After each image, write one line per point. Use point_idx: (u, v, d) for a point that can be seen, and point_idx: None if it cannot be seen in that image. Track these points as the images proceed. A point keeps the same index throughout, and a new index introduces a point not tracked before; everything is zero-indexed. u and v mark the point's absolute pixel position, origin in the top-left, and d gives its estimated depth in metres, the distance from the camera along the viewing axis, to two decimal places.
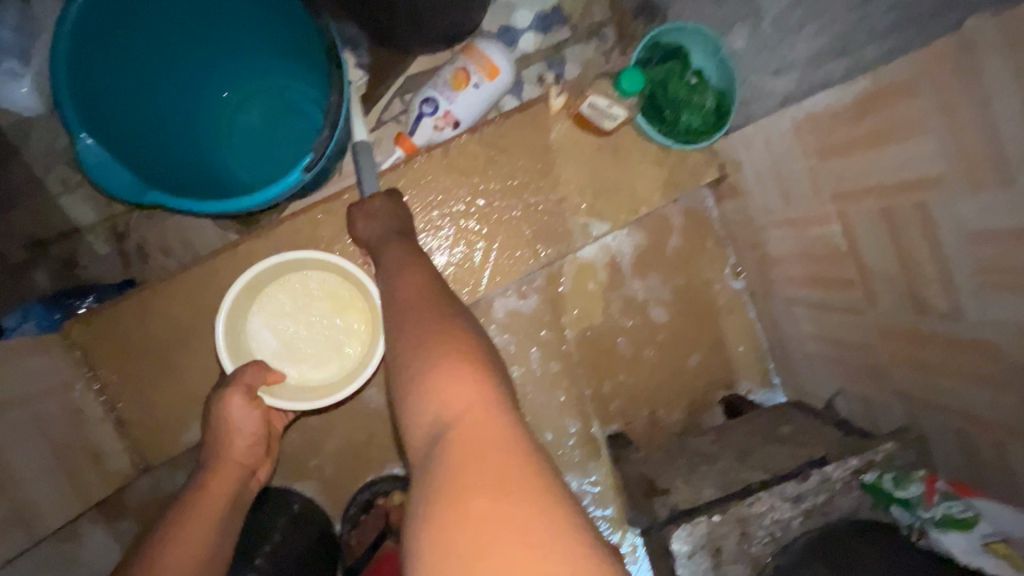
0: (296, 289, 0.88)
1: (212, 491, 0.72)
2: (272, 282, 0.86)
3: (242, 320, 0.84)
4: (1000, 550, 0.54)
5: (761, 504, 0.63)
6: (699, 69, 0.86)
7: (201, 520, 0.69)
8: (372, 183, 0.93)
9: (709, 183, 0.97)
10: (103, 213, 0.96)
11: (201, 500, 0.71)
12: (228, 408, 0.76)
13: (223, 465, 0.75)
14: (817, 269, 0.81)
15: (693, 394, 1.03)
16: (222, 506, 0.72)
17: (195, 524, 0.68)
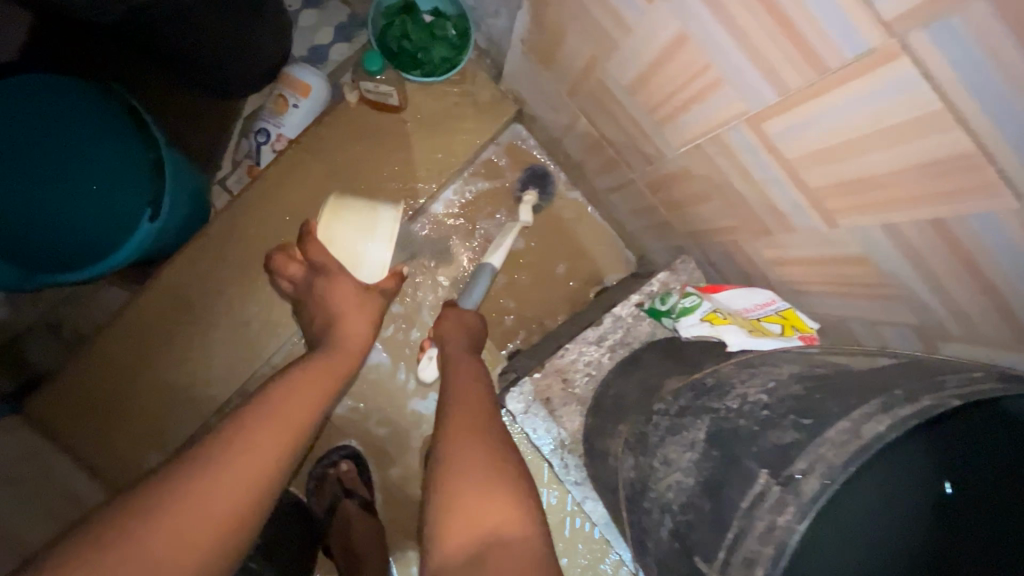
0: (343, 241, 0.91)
1: (280, 418, 0.59)
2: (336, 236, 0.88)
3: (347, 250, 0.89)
4: (718, 320, 0.65)
5: (571, 352, 0.79)
6: (431, 9, 1.04)
7: (261, 451, 0.55)
8: (235, 213, 1.07)
9: (514, 119, 1.11)
10: (30, 315, 1.13)
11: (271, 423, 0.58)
12: (292, 387, 0.64)
13: (278, 420, 0.59)
14: (600, 158, 0.94)
15: (571, 299, 1.15)
16: (310, 407, 0.63)
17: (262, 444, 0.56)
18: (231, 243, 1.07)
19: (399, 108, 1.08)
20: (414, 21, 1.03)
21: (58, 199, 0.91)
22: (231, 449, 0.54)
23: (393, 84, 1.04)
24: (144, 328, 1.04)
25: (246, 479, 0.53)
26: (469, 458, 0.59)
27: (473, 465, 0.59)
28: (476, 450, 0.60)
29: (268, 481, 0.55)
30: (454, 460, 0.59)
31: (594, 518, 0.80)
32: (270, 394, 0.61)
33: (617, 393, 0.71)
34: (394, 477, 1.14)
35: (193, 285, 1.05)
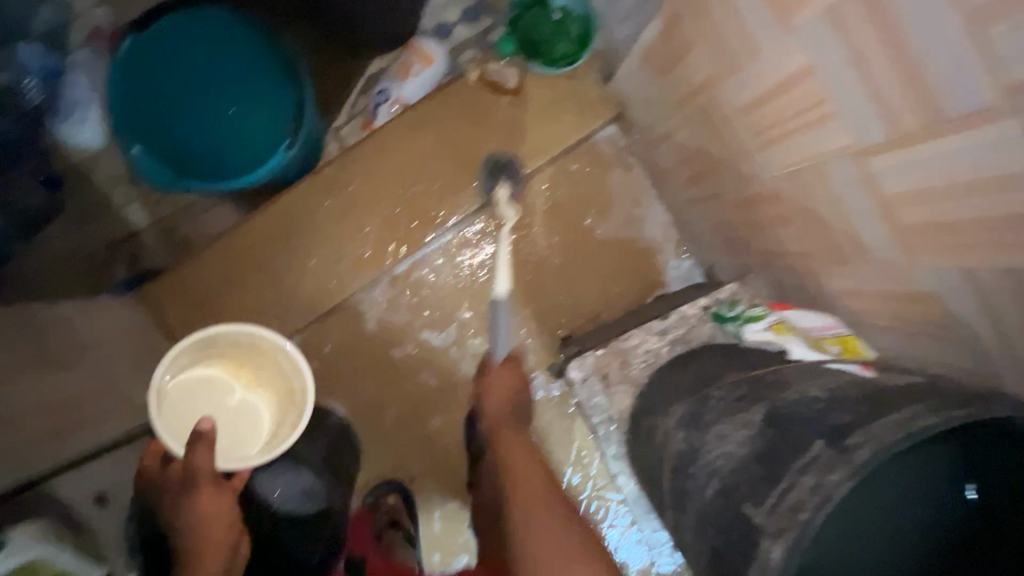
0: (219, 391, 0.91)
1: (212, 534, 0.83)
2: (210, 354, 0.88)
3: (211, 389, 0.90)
4: (781, 330, 0.73)
5: (634, 338, 0.86)
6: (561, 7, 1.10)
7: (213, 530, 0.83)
8: (351, 159, 1.20)
9: (612, 120, 1.18)
10: (155, 216, 1.30)
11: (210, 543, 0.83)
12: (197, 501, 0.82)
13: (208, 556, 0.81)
14: (690, 170, 1.01)
15: (630, 297, 1.22)
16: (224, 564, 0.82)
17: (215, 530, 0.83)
18: (342, 185, 1.19)
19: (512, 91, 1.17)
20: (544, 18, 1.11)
21: (210, 124, 1.05)
22: None
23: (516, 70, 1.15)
24: (255, 243, 1.17)
25: None
26: (537, 509, 0.87)
27: (535, 490, 0.91)
28: (535, 493, 0.91)
29: None
30: (513, 478, 0.94)
31: (625, 492, 0.86)
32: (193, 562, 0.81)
33: (674, 379, 0.77)
34: (435, 426, 1.23)
35: (303, 216, 1.18)
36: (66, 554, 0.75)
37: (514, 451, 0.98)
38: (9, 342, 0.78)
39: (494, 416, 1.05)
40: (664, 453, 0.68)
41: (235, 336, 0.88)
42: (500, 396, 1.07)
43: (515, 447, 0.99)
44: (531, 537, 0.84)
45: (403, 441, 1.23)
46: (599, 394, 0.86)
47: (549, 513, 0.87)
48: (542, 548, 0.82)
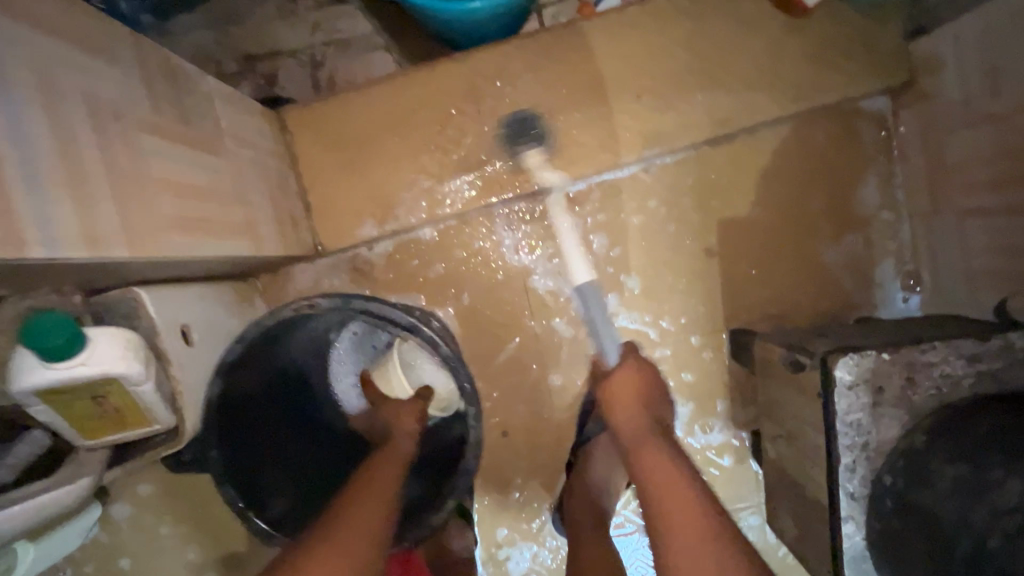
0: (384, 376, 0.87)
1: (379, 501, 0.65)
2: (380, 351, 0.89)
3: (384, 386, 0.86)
4: None
5: (934, 352, 0.63)
6: None
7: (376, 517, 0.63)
8: (558, 34, 0.91)
9: (894, 88, 0.93)
10: (304, 41, 1.09)
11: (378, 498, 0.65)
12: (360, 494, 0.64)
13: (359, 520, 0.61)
14: (1013, 174, 0.77)
15: (830, 307, 0.99)
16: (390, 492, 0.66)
17: (377, 504, 0.64)
18: (534, 62, 0.91)
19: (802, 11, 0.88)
20: None
21: None
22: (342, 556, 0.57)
23: None
24: (414, 97, 0.92)
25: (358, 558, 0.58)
26: (684, 520, 0.58)
27: (688, 521, 0.58)
28: (679, 498, 0.61)
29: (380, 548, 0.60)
30: (646, 468, 0.65)
31: (843, 544, 0.65)
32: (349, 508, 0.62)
33: (1003, 424, 0.55)
34: (549, 385, 1.01)
35: (480, 82, 0.92)
36: (144, 388, 0.55)
37: (661, 474, 0.63)
38: (150, 79, 0.57)
39: (630, 433, 0.71)
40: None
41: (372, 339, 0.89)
42: (631, 391, 0.74)
43: (660, 462, 0.65)
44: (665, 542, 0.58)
45: (508, 388, 1.01)
46: (861, 413, 0.63)
47: (716, 542, 0.56)
48: (682, 550, 0.57)
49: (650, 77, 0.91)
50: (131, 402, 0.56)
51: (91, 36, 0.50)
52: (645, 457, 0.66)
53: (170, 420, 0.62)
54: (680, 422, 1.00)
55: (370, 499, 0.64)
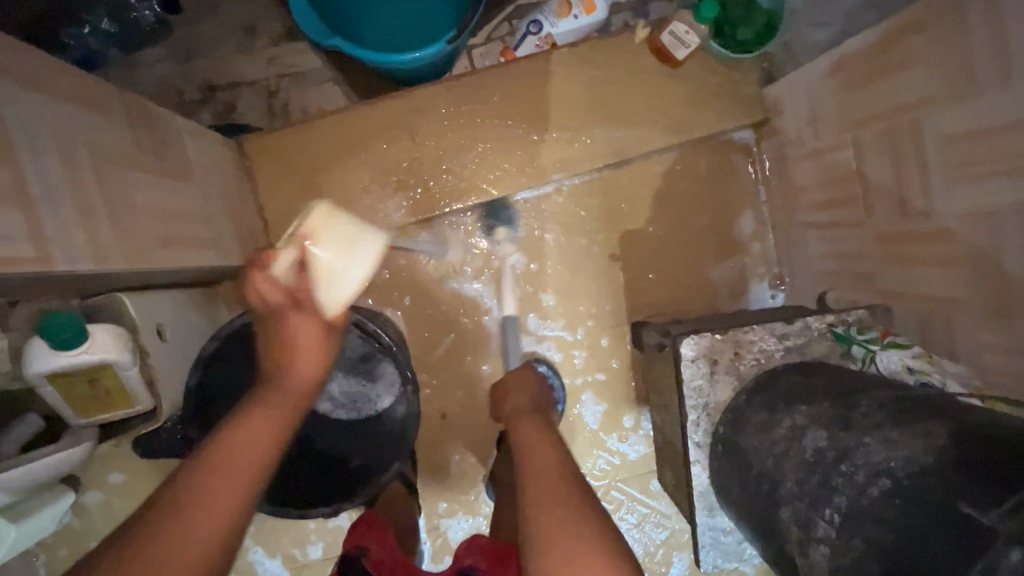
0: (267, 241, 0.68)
1: (301, 364, 0.68)
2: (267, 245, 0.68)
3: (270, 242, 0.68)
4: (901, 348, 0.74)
5: (753, 334, 0.83)
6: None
7: (306, 362, 0.68)
8: (483, 76, 1.09)
9: (754, 124, 1.15)
10: (260, 74, 1.23)
11: (303, 375, 0.68)
12: (245, 424, 0.60)
13: (210, 495, 0.53)
14: (832, 194, 0.99)
15: (713, 301, 1.19)
16: (259, 457, 0.58)
17: (279, 419, 0.63)
18: (461, 100, 1.09)
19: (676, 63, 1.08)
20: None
21: None
22: (202, 507, 0.52)
23: (699, 39, 1.04)
24: (360, 128, 1.07)
25: (222, 522, 0.52)
26: (552, 493, 0.59)
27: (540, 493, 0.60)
28: (546, 503, 0.58)
29: (237, 527, 0.54)
30: (524, 459, 0.67)
31: (696, 483, 0.84)
32: (203, 459, 0.56)
33: (790, 384, 0.75)
34: (480, 374, 1.17)
35: (415, 116, 1.08)
36: (133, 373, 0.69)
37: (534, 461, 0.66)
38: (135, 124, 0.71)
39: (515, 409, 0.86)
40: (787, 448, 0.66)
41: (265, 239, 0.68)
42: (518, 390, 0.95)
43: (533, 437, 0.74)
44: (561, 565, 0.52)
45: (445, 376, 1.17)
46: (703, 380, 0.83)
47: (568, 510, 0.57)
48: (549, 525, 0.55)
49: (560, 113, 1.10)
50: (120, 385, 0.69)
51: (91, 98, 0.64)
52: (520, 446, 0.72)
53: (151, 400, 0.75)
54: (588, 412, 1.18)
55: (235, 441, 0.58)
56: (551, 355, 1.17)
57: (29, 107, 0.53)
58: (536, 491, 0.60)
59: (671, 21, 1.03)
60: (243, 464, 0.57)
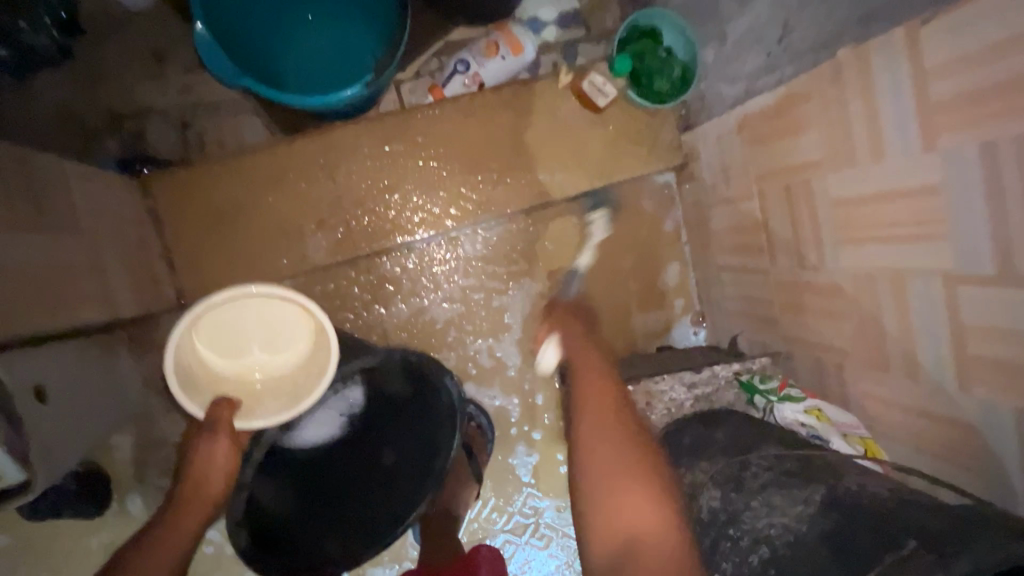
0: (245, 325, 0.89)
1: (211, 480, 0.82)
2: (221, 316, 0.87)
3: (236, 317, 0.88)
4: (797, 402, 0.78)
5: (663, 383, 0.86)
6: (668, 47, 1.09)
7: (216, 479, 0.82)
8: (407, 116, 1.09)
9: (674, 167, 1.20)
10: (174, 104, 1.17)
11: (205, 486, 0.82)
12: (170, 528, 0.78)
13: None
14: (742, 240, 1.04)
15: (637, 337, 1.22)
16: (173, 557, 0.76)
17: (192, 514, 0.80)
18: (387, 140, 1.08)
19: (598, 108, 1.12)
20: (650, 50, 1.09)
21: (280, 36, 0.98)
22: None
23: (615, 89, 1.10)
24: (278, 167, 1.04)
25: None
26: (607, 448, 0.63)
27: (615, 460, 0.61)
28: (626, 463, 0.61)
29: None
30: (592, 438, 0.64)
31: None
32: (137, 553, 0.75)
33: (694, 435, 0.78)
34: None
35: (336, 155, 1.06)
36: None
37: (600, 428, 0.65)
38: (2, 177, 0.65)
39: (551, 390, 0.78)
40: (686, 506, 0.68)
41: (231, 313, 0.88)
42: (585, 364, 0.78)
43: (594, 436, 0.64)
44: (609, 461, 0.62)
45: None
46: None
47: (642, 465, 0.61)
48: (610, 465, 0.61)
49: (486, 154, 1.11)
50: None
51: None
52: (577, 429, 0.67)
53: (23, 473, 0.68)
54: (515, 451, 1.18)
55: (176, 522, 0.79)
56: (479, 396, 1.16)
57: None
58: (617, 454, 0.62)
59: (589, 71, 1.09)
60: (171, 555, 0.77)
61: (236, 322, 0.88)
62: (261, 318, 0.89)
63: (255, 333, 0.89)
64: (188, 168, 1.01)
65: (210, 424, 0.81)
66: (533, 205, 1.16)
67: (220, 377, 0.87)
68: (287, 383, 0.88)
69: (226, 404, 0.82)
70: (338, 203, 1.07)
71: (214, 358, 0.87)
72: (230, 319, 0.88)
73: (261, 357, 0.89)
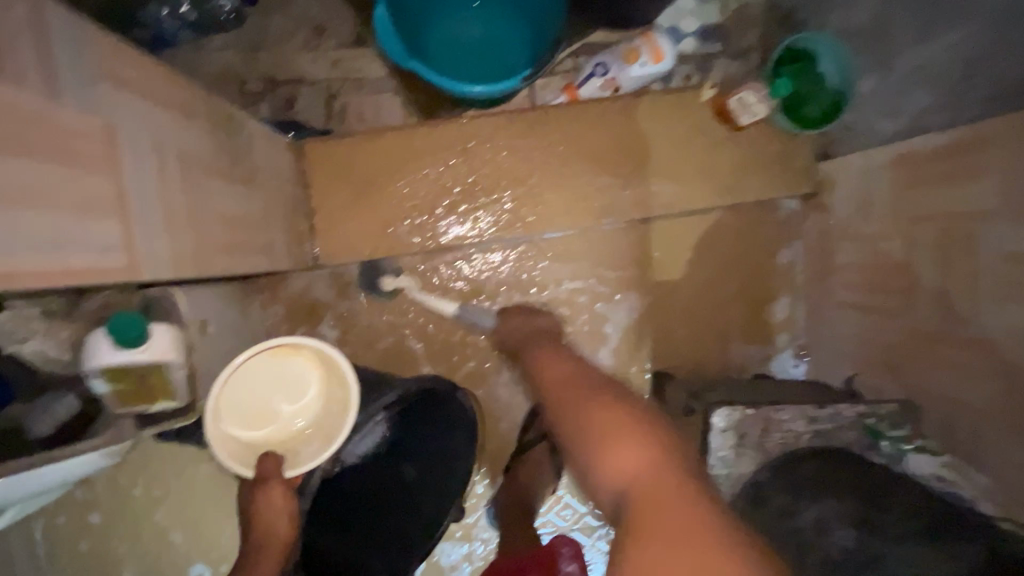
0: (262, 383, 0.85)
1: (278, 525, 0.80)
2: (234, 409, 0.83)
3: (247, 385, 0.84)
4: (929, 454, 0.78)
5: (785, 413, 0.84)
6: (823, 72, 1.06)
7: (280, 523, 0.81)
8: (546, 113, 1.12)
9: (802, 194, 1.17)
10: (324, 75, 1.24)
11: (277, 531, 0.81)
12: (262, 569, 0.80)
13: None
14: (872, 280, 1.01)
15: (735, 361, 1.20)
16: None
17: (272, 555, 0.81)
18: (524, 133, 1.11)
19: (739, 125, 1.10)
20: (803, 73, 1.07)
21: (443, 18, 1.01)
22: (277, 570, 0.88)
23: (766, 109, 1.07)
24: (420, 147, 1.09)
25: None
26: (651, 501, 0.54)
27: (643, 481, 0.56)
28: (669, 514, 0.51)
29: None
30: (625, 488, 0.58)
31: None
32: None
33: (815, 470, 0.77)
34: (497, 404, 1.17)
35: (476, 141, 1.10)
36: (181, 372, 0.71)
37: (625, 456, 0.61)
38: (216, 129, 0.72)
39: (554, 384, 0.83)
40: (813, 542, 0.67)
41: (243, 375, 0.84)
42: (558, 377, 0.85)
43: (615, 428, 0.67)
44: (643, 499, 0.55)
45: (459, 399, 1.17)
46: (728, 451, 0.83)
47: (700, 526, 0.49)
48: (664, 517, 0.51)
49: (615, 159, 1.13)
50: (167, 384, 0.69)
51: (185, 103, 0.65)
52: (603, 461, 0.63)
53: (189, 397, 0.74)
54: None
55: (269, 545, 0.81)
56: None
57: (134, 116, 0.54)
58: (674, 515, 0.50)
59: (741, 88, 1.06)
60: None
61: (247, 387, 0.84)
62: (274, 371, 0.86)
63: (271, 387, 0.86)
64: (341, 138, 1.07)
65: (261, 478, 0.80)
66: (652, 214, 1.16)
67: (257, 444, 0.84)
68: (318, 430, 0.86)
69: (273, 458, 0.80)
70: (469, 187, 1.11)
71: (238, 433, 0.83)
72: (244, 392, 0.84)
73: (288, 412, 0.87)
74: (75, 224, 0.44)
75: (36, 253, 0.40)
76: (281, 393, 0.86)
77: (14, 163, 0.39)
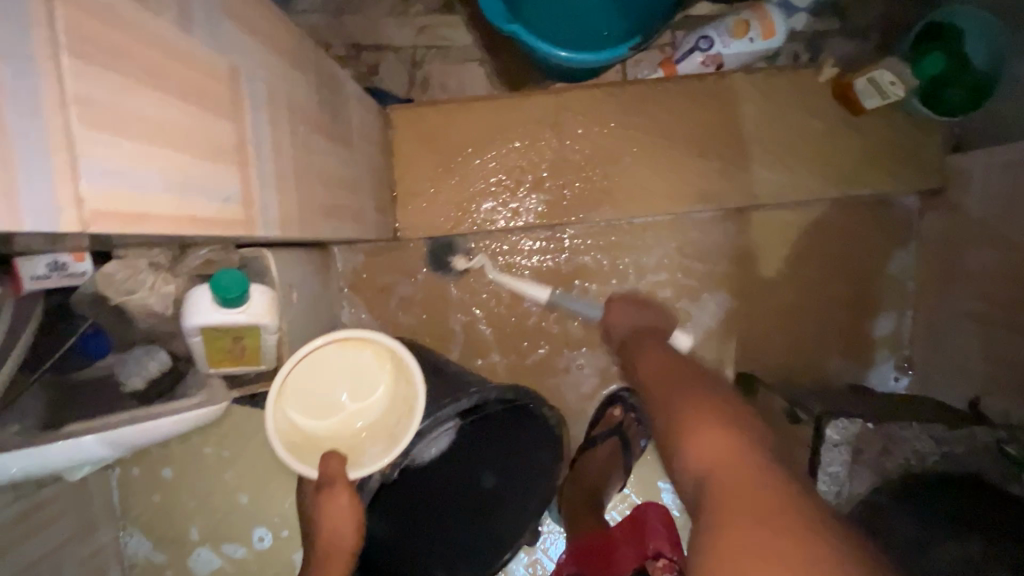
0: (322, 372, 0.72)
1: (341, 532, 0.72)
2: (292, 402, 0.70)
3: (306, 374, 0.71)
4: None
5: (911, 431, 0.75)
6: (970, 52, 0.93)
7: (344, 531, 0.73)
8: (645, 87, 1.04)
9: (923, 191, 1.06)
10: (410, 42, 1.19)
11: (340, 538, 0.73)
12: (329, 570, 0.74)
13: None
14: (1011, 289, 0.89)
15: (830, 368, 1.10)
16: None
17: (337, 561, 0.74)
18: (620, 108, 1.04)
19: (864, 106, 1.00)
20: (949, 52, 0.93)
21: None
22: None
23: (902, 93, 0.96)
24: (511, 118, 1.04)
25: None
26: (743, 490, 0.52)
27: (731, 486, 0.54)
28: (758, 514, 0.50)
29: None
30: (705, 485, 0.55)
31: None
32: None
33: None
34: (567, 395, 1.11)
35: (569, 114, 1.04)
36: (274, 336, 0.66)
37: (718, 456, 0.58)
38: (321, 87, 0.68)
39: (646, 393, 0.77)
40: None
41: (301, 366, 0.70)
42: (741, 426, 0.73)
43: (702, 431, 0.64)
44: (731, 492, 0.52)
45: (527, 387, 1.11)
46: (842, 467, 0.75)
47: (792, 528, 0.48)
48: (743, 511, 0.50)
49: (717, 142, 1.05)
50: (259, 348, 0.67)
51: (296, 54, 0.61)
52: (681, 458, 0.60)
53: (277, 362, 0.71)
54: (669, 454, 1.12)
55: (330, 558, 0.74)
56: None
57: (255, 61, 0.51)
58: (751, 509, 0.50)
59: (875, 68, 0.96)
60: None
61: (306, 377, 0.70)
62: (334, 359, 0.72)
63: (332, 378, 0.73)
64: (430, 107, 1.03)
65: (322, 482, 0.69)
66: (751, 202, 1.06)
67: (316, 439, 0.72)
68: (382, 426, 0.73)
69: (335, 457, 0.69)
70: (558, 164, 1.05)
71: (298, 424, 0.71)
72: (303, 382, 0.70)
73: (351, 406, 0.74)
74: (198, 170, 0.41)
75: (168, 193, 0.37)
76: (342, 383, 0.73)
77: (150, 92, 0.36)
